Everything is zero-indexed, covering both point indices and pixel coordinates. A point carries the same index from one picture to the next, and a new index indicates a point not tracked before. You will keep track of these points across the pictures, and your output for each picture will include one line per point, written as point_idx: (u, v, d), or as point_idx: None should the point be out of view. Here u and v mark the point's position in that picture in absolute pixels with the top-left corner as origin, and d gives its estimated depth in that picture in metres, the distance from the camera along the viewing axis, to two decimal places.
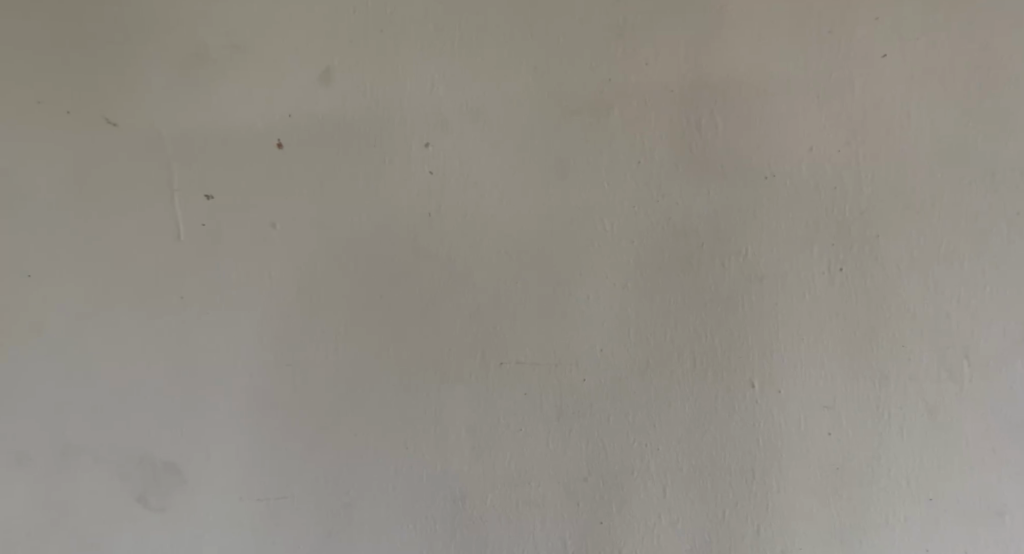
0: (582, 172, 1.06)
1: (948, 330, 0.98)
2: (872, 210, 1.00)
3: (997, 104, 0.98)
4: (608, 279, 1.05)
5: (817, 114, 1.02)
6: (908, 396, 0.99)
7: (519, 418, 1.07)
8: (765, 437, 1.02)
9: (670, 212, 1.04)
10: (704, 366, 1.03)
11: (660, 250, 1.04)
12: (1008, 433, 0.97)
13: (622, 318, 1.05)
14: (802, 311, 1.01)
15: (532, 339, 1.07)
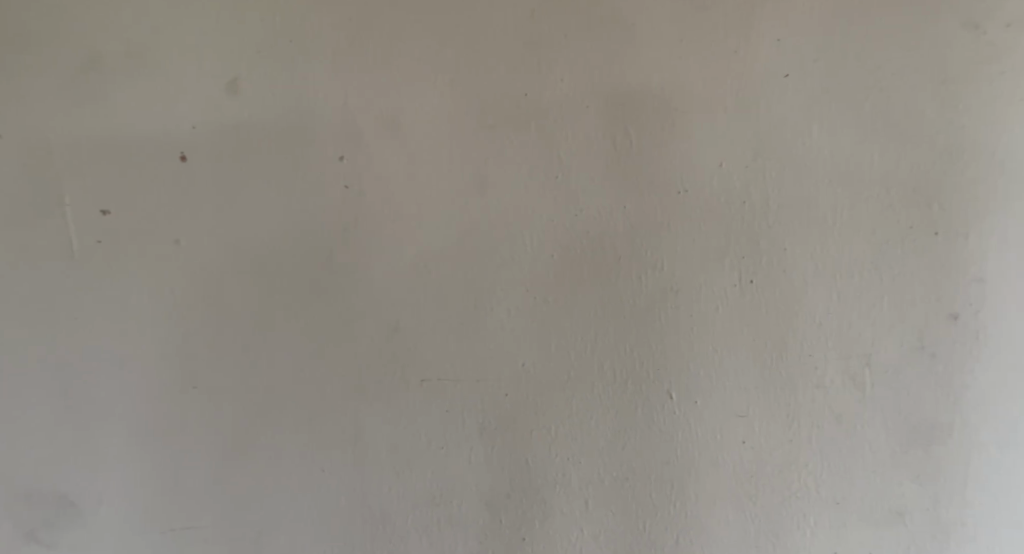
0: (499, 188, 1.05)
1: (853, 340, 1.02)
2: (780, 225, 1.02)
3: (895, 121, 1.01)
4: (530, 294, 1.05)
5: (737, 123, 1.02)
6: (816, 404, 1.03)
7: (443, 436, 1.06)
8: (688, 448, 1.04)
9: (592, 224, 1.04)
10: (626, 380, 1.04)
11: (578, 266, 1.04)
12: (908, 438, 1.02)
13: (546, 334, 1.05)
14: (720, 323, 1.03)
15: (455, 357, 1.06)
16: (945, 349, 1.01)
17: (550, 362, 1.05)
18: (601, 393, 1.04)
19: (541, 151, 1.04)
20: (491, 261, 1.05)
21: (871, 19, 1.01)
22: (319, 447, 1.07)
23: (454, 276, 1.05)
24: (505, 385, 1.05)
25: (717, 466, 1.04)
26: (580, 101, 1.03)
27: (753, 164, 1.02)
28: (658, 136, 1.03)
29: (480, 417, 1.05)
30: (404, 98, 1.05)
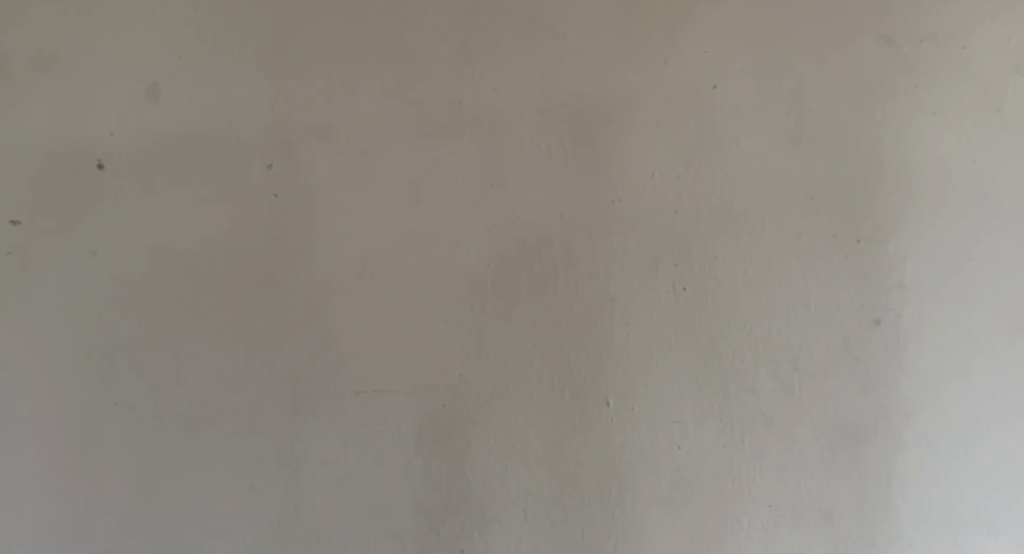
0: (646, 111, 0.87)
1: (1003, 306, 0.85)
2: (992, 164, 0.84)
3: None
4: (722, 278, 0.87)
5: (992, 68, 0.83)
6: (955, 382, 0.85)
7: (611, 444, 0.89)
8: (918, 469, 0.86)
9: (801, 192, 0.85)
10: (839, 384, 0.86)
11: (738, 208, 0.86)
12: (1012, 425, 0.85)
13: (739, 325, 0.87)
14: (958, 317, 0.85)
15: (626, 351, 0.88)
16: None
17: (743, 358, 0.87)
18: (806, 397, 0.87)
19: (740, 104, 0.86)
20: (629, 196, 0.87)
21: None
22: (462, 454, 0.90)
23: (628, 255, 0.88)
24: (689, 384, 0.88)
25: (953, 488, 0.86)
26: (792, 41, 0.85)
27: (1013, 121, 0.84)
28: (890, 83, 0.84)
29: (656, 421, 0.88)
30: (571, 39, 0.87)
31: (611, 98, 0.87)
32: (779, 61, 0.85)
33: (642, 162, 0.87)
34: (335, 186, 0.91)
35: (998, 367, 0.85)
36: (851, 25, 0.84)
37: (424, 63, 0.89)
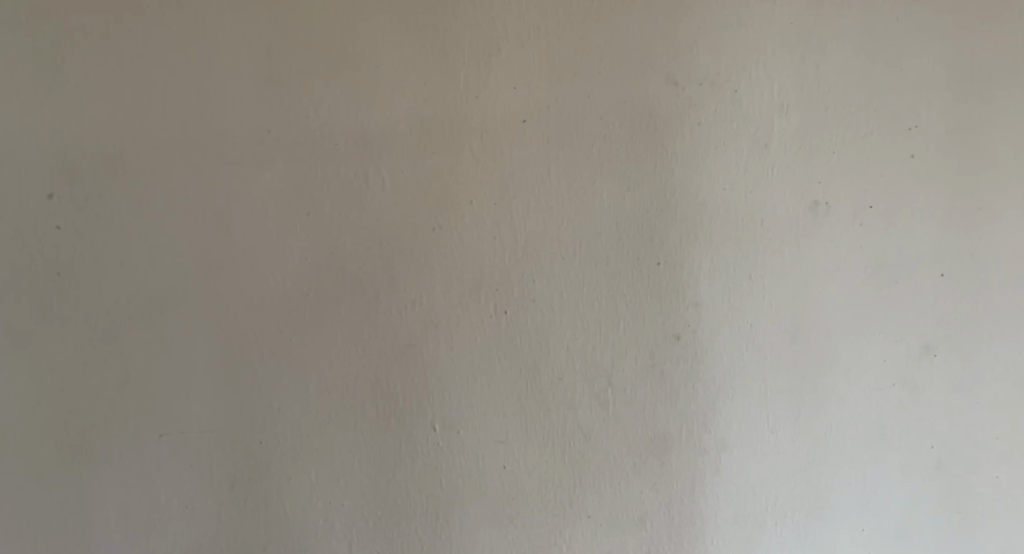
0: (460, 144, 0.89)
1: (790, 321, 0.94)
2: (773, 196, 0.93)
3: (894, 95, 0.93)
4: (540, 301, 0.91)
5: (761, 110, 0.92)
6: (747, 393, 0.94)
7: (437, 469, 0.90)
8: (718, 471, 0.94)
9: (607, 219, 0.91)
10: (646, 395, 0.93)
11: (551, 237, 0.91)
12: (797, 428, 0.95)
13: (556, 345, 0.91)
14: (745, 332, 0.93)
15: (451, 374, 0.90)
16: (893, 333, 0.95)
17: (561, 377, 0.91)
18: (619, 411, 0.92)
19: (548, 136, 0.90)
20: (447, 226, 0.89)
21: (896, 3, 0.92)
22: (286, 489, 0.88)
23: (450, 281, 0.89)
24: (513, 404, 0.91)
25: (749, 489, 0.95)
26: (591, 79, 0.90)
27: (780, 156, 0.92)
28: (678, 120, 0.91)
29: (482, 442, 0.90)
30: (382, 70, 0.88)
31: (426, 129, 0.88)
32: (580, 97, 0.90)
33: (460, 190, 0.89)
34: (136, 217, 0.86)
35: (781, 376, 0.94)
36: (642, 64, 0.90)
37: (232, 89, 0.87)
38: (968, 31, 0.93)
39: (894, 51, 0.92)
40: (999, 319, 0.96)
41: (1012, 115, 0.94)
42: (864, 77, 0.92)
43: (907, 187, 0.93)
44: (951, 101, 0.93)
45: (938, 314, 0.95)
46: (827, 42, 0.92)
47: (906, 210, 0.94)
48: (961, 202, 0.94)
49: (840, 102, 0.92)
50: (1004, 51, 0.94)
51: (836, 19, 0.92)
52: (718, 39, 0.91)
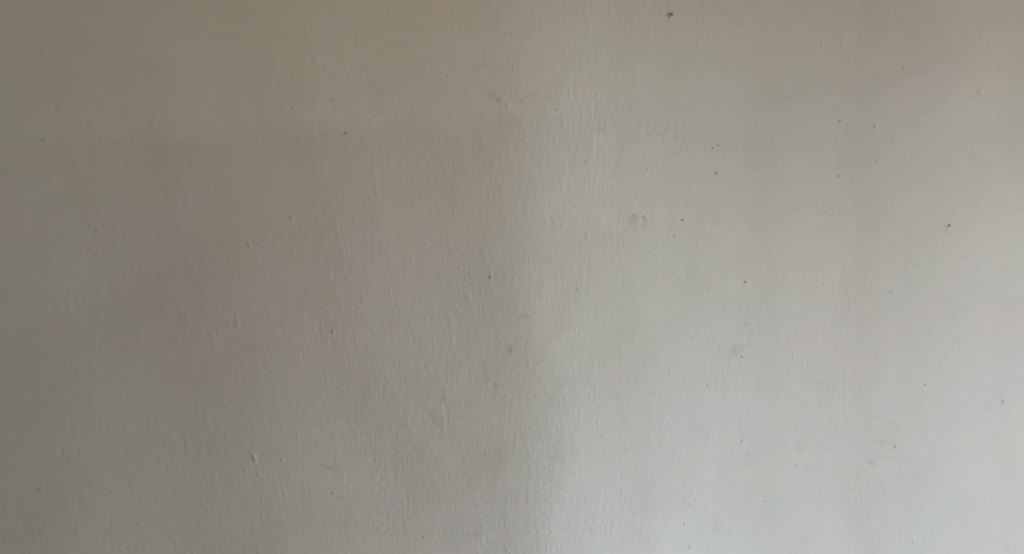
0: (270, 158, 0.85)
1: (615, 328, 0.98)
2: (597, 211, 0.96)
3: (702, 118, 0.98)
4: (368, 318, 0.89)
5: (580, 126, 0.95)
6: (577, 401, 0.97)
7: (258, 499, 0.87)
8: (551, 479, 0.97)
9: (435, 233, 0.91)
10: (480, 408, 0.93)
11: (377, 254, 0.89)
12: (623, 432, 1.00)
13: (385, 364, 0.90)
14: (574, 341, 0.97)
15: (271, 399, 0.87)
16: (707, 336, 1.02)
17: (393, 394, 0.90)
18: (453, 426, 0.93)
19: (371, 149, 0.88)
20: (258, 244, 0.86)
21: (702, 31, 0.97)
22: (81, 531, 0.83)
23: (268, 299, 0.86)
24: (341, 426, 0.89)
25: (581, 494, 0.98)
26: (412, 92, 0.89)
27: (600, 172, 0.96)
28: (501, 135, 0.92)
29: (308, 468, 0.88)
30: (183, 78, 0.83)
31: (236, 142, 0.85)
32: (402, 110, 0.89)
33: (276, 204, 0.86)
34: None
35: (608, 382, 0.98)
36: (462, 79, 0.90)
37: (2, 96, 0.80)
38: (764, 55, 0.99)
39: (699, 73, 0.98)
40: (795, 321, 1.05)
41: (804, 134, 1.02)
42: (675, 100, 0.97)
43: (714, 202, 1.00)
44: (750, 121, 1.00)
45: (744, 318, 1.03)
46: (638, 63, 0.96)
47: (714, 223, 1.00)
48: (762, 215, 1.02)
49: (652, 121, 0.97)
50: (797, 74, 1.01)
51: (645, 41, 0.96)
52: (536, 57, 0.92)
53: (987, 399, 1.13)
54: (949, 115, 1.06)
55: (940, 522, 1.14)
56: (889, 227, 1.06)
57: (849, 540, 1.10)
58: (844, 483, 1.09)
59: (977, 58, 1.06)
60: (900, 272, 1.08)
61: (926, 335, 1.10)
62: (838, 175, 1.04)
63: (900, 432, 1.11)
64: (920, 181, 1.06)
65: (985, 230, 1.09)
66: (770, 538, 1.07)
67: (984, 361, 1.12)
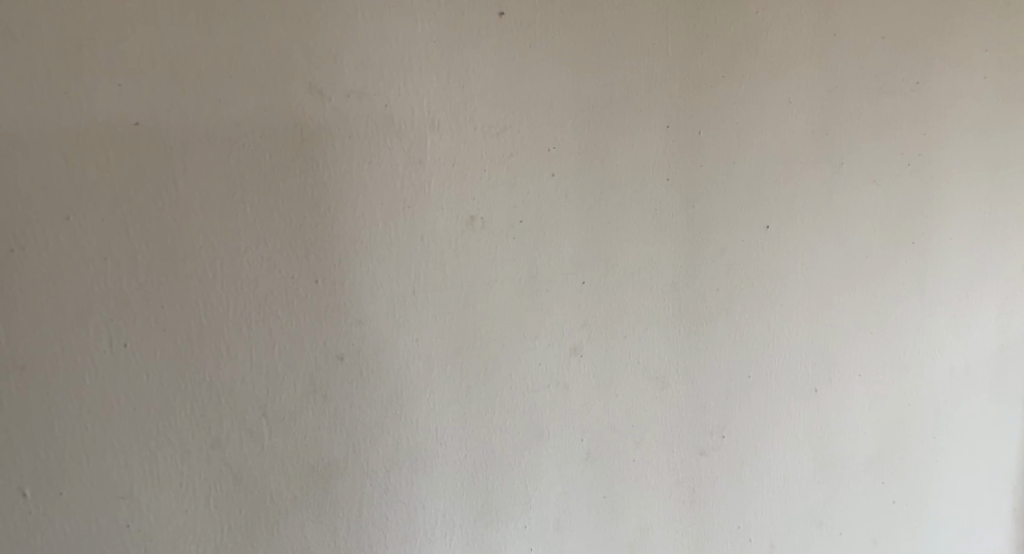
0: (47, 156, 0.78)
1: (454, 331, 0.96)
2: (433, 213, 0.94)
3: (537, 118, 0.98)
4: (172, 331, 0.84)
5: (412, 125, 0.91)
6: (413, 408, 0.95)
7: (37, 532, 0.81)
8: (386, 491, 0.95)
9: (249, 237, 0.85)
10: (307, 422, 0.90)
11: (178, 261, 0.83)
12: (462, 438, 0.98)
13: (193, 380, 0.85)
14: (411, 346, 0.94)
15: (50, 423, 0.80)
16: (548, 337, 1.02)
17: (203, 413, 0.85)
18: (275, 442, 0.89)
19: (170, 146, 0.82)
20: (33, 250, 0.78)
21: (535, 32, 0.97)
22: None
23: (47, 312, 0.79)
24: (140, 451, 0.84)
25: (417, 503, 0.97)
26: (220, 83, 0.83)
27: (434, 173, 0.93)
28: (324, 132, 0.87)
29: (99, 499, 0.83)
30: None
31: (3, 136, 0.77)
32: (208, 103, 0.83)
33: (54, 206, 0.79)
34: None
35: (449, 388, 0.97)
36: (278, 71, 0.85)
37: None
38: (597, 60, 1.01)
39: (533, 74, 0.97)
40: (632, 320, 1.08)
41: (635, 139, 1.05)
42: (509, 100, 0.96)
43: (552, 204, 1.00)
44: (586, 124, 1.01)
45: (583, 319, 1.04)
46: (471, 62, 0.94)
47: (553, 225, 1.01)
48: (599, 217, 1.03)
49: (487, 122, 0.95)
50: (628, 79, 1.03)
51: (478, 40, 0.94)
52: (363, 50, 0.88)
53: (802, 388, 1.23)
54: (766, 124, 1.13)
55: (763, 505, 1.22)
56: (716, 229, 1.12)
57: (683, 529, 1.16)
58: (678, 476, 1.14)
59: (788, 70, 1.13)
60: (726, 271, 1.14)
61: (750, 330, 1.17)
62: (668, 179, 1.07)
63: (727, 423, 1.17)
64: (742, 184, 1.13)
65: (798, 233, 1.18)
66: (610, 533, 1.10)
67: (799, 353, 1.21)
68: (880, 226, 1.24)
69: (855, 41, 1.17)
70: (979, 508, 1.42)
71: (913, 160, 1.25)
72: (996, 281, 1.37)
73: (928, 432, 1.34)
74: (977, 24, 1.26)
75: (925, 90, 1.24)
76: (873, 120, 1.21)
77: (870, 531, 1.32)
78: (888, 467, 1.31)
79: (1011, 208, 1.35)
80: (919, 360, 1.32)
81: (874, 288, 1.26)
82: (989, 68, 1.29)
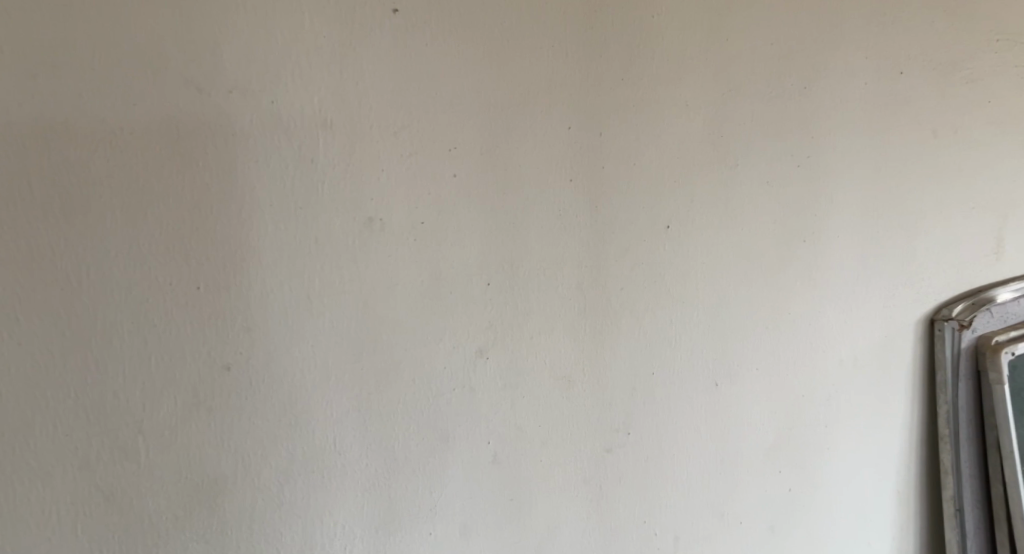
0: None
1: (353, 337, 0.93)
2: (327, 215, 0.90)
3: (435, 118, 0.96)
4: (31, 345, 0.78)
5: (301, 123, 0.88)
6: (309, 418, 0.92)
7: None
8: (280, 505, 0.91)
9: (120, 242, 0.81)
10: (190, 437, 0.86)
11: (36, 269, 0.78)
12: (363, 446, 0.96)
13: (57, 397, 0.80)
14: (306, 354, 0.91)
15: None
16: (451, 339, 1.01)
17: (68, 432, 0.81)
18: (153, 460, 0.84)
19: (26, 145, 0.76)
20: None
21: (432, 29, 0.95)
22: None
23: None
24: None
25: (315, 515, 0.94)
26: (81, 76, 0.78)
27: (328, 173, 0.90)
28: (203, 129, 0.83)
29: None
30: None
31: None
32: (69, 97, 0.77)
33: None
34: None
35: (348, 396, 0.94)
36: (149, 65, 0.80)
37: None
38: (497, 61, 1.00)
39: (431, 73, 0.95)
40: (537, 321, 1.07)
41: (536, 140, 1.04)
42: (406, 99, 0.94)
43: (454, 204, 0.99)
44: (486, 124, 1.00)
45: (488, 321, 1.03)
46: (364, 59, 0.91)
47: (456, 226, 0.99)
48: (503, 217, 1.03)
49: (383, 121, 0.93)
50: (527, 79, 1.03)
51: (371, 37, 0.91)
52: (245, 44, 0.84)
53: (704, 383, 1.26)
54: (664, 126, 1.15)
55: (668, 499, 1.24)
56: (619, 229, 1.13)
57: (590, 527, 1.17)
58: (585, 474, 1.15)
59: (684, 74, 1.16)
60: (630, 270, 1.15)
61: (652, 328, 1.19)
62: (571, 180, 1.08)
63: (633, 420, 1.19)
64: (643, 185, 1.14)
65: (697, 232, 1.21)
66: (516, 535, 1.10)
67: (701, 349, 1.24)
68: (774, 225, 1.29)
69: (748, 46, 1.21)
70: (867, 492, 1.50)
71: (802, 162, 1.30)
72: (880, 276, 1.45)
73: (820, 422, 1.40)
74: (860, 33, 1.33)
75: (812, 95, 1.29)
76: (766, 123, 1.25)
77: (769, 519, 1.37)
78: (784, 456, 1.36)
79: (891, 207, 1.43)
80: (810, 353, 1.38)
81: (770, 285, 1.30)
82: (870, 74, 1.36)
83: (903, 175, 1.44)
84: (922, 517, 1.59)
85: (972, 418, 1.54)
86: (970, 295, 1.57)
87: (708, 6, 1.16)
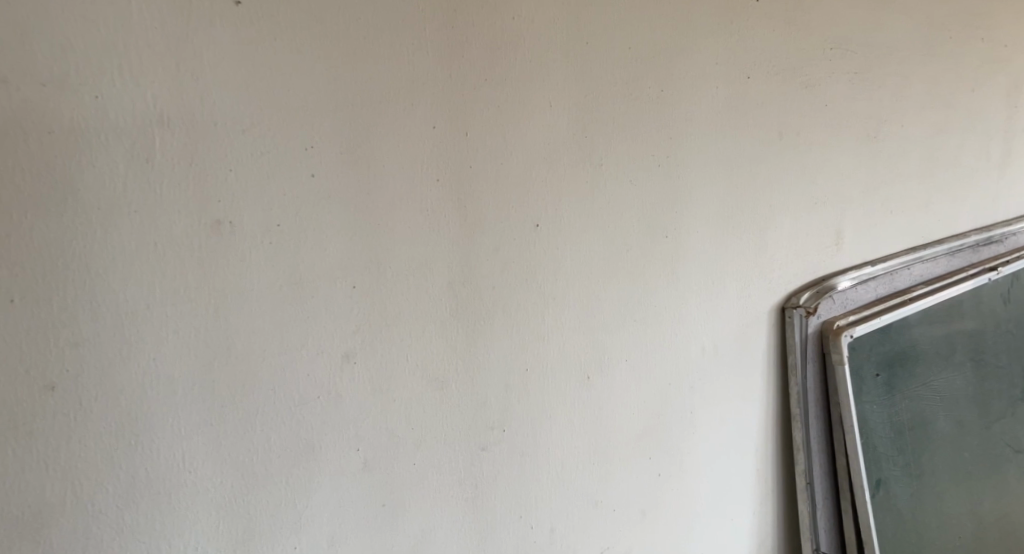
0: None
1: (201, 346, 0.88)
2: (168, 217, 0.85)
3: (289, 116, 0.92)
4: None
5: (132, 120, 0.82)
6: (152, 435, 0.86)
7: None
8: (118, 532, 0.86)
9: None
10: (7, 464, 0.80)
11: None
12: (216, 461, 0.91)
13: None
14: (145, 367, 0.85)
15: None
16: (314, 344, 0.97)
17: None
18: None
19: None
20: None
21: (281, 24, 0.91)
22: None
23: None
24: None
25: (161, 538, 0.88)
26: None
27: (166, 173, 0.84)
28: (13, 126, 0.77)
29: None
30: None
31: None
32: None
33: None
34: None
35: (197, 409, 0.89)
36: None
37: None
38: (354, 58, 0.97)
39: (281, 70, 0.91)
40: (406, 323, 1.06)
41: (400, 139, 1.02)
42: (255, 95, 0.90)
43: (312, 206, 0.95)
44: (344, 123, 0.97)
45: (354, 324, 1.00)
46: (205, 53, 0.86)
47: (315, 228, 0.96)
48: (367, 218, 1.00)
49: (230, 118, 0.88)
50: (387, 78, 1.00)
51: (212, 30, 0.86)
52: (62, 35, 0.78)
53: (575, 376, 1.28)
54: (528, 126, 1.16)
55: (543, 492, 1.26)
56: (488, 228, 1.13)
57: (466, 526, 1.16)
58: (460, 474, 1.14)
59: (546, 75, 1.17)
60: (500, 270, 1.15)
61: (524, 325, 1.20)
62: (437, 180, 1.07)
63: (507, 417, 1.19)
64: (511, 185, 1.15)
65: (565, 230, 1.23)
66: (390, 540, 1.08)
67: (571, 343, 1.27)
68: (638, 222, 1.33)
69: (607, 48, 1.24)
70: (728, 473, 1.58)
71: (663, 161, 1.36)
72: (736, 268, 1.53)
73: (686, 409, 1.47)
74: (710, 38, 1.40)
75: (668, 97, 1.35)
76: (627, 124, 1.29)
77: (639, 504, 1.41)
78: (653, 443, 1.42)
79: (744, 203, 1.52)
80: (676, 343, 1.44)
81: (636, 280, 1.35)
82: (721, 78, 1.43)
83: (754, 173, 1.53)
84: (778, 493, 1.70)
85: (820, 397, 1.66)
86: (816, 284, 1.69)
87: (566, 9, 1.18)
